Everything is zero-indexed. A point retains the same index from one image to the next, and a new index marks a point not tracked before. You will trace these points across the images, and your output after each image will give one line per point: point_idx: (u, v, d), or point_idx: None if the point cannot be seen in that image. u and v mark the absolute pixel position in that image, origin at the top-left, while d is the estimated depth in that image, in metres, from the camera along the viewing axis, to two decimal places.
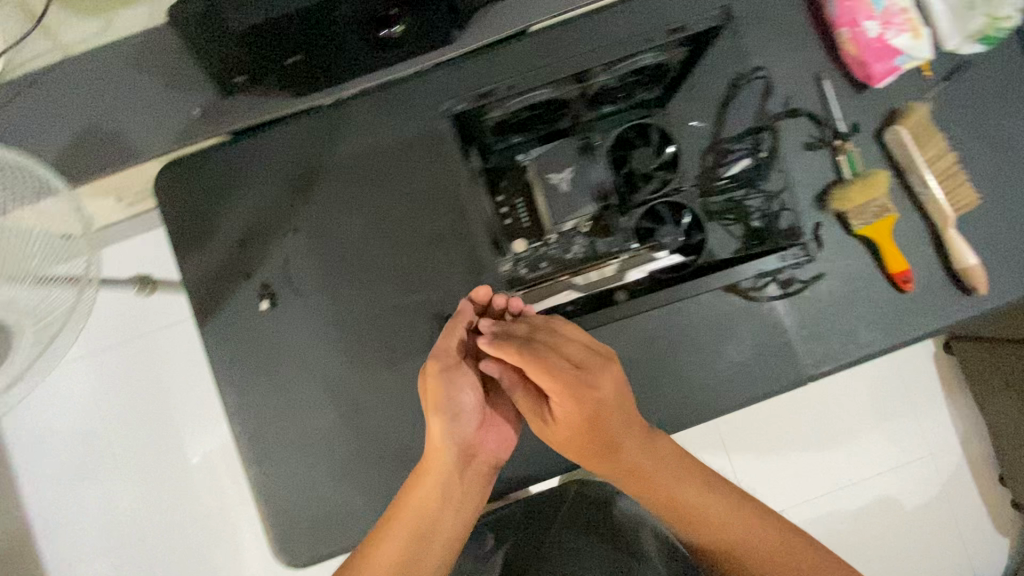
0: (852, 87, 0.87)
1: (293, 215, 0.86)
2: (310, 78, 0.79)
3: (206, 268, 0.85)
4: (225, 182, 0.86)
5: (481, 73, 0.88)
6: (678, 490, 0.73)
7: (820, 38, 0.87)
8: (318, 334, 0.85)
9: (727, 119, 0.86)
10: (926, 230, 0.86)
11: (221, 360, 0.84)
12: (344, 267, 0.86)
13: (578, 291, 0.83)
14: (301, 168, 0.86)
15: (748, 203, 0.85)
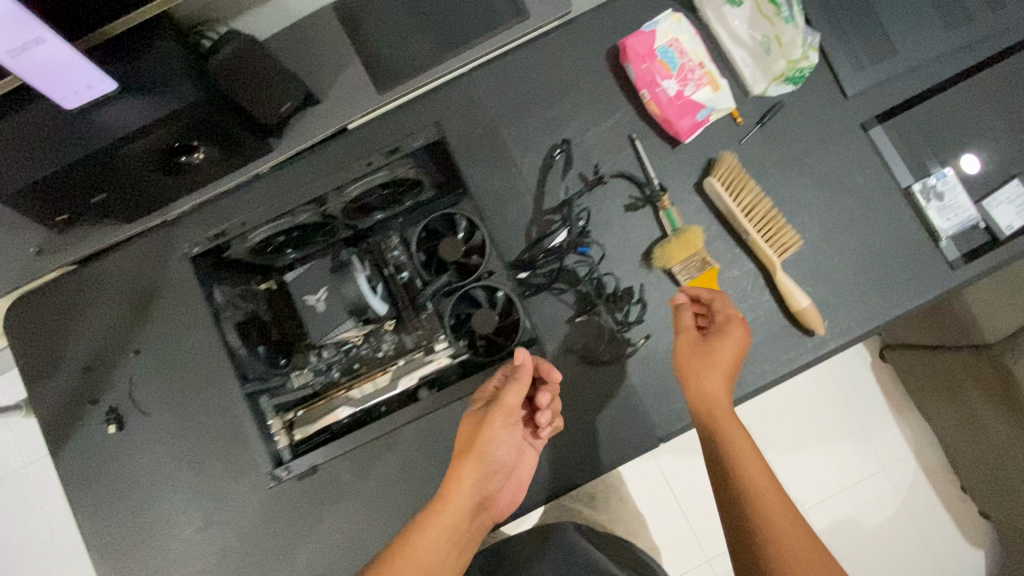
0: (665, 142, 0.88)
1: (132, 338, 0.88)
2: (128, 206, 0.83)
3: (55, 398, 0.87)
4: (70, 313, 0.89)
5: (304, 178, 0.91)
6: (783, 519, 0.64)
7: (632, 98, 0.88)
8: (165, 449, 0.86)
9: (545, 193, 0.87)
10: (760, 276, 0.85)
11: (73, 485, 0.86)
12: (186, 383, 0.87)
13: (351, 408, 0.80)
14: (142, 287, 0.89)
15: (571, 275, 0.85)
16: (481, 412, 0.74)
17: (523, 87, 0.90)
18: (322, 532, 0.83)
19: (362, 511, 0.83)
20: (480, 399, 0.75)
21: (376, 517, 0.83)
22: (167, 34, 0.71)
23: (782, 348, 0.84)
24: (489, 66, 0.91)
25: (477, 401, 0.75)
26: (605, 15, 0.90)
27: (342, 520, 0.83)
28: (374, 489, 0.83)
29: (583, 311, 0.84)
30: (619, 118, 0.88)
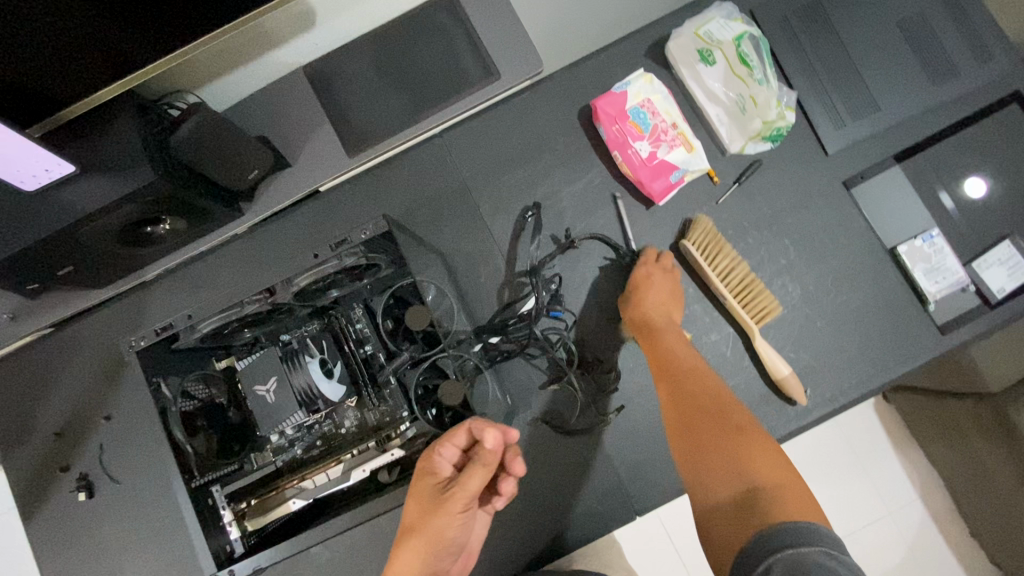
0: (638, 202, 0.86)
1: (102, 405, 0.88)
2: (99, 278, 0.84)
3: (27, 465, 0.87)
4: (43, 379, 0.89)
5: (276, 246, 0.91)
6: (723, 437, 0.70)
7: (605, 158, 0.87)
8: (134, 516, 0.85)
9: (516, 257, 0.86)
10: (739, 341, 0.82)
11: (43, 553, 0.85)
12: (155, 449, 0.86)
13: (304, 499, 0.73)
14: (114, 353, 0.89)
15: (544, 340, 0.83)
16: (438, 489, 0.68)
17: (496, 148, 0.89)
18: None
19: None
20: (431, 477, 0.68)
21: None
22: (131, 115, 0.72)
23: (765, 418, 0.81)
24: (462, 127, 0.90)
25: (427, 480, 0.68)
26: (578, 76, 0.89)
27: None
28: (342, 561, 0.81)
29: (555, 381, 0.82)
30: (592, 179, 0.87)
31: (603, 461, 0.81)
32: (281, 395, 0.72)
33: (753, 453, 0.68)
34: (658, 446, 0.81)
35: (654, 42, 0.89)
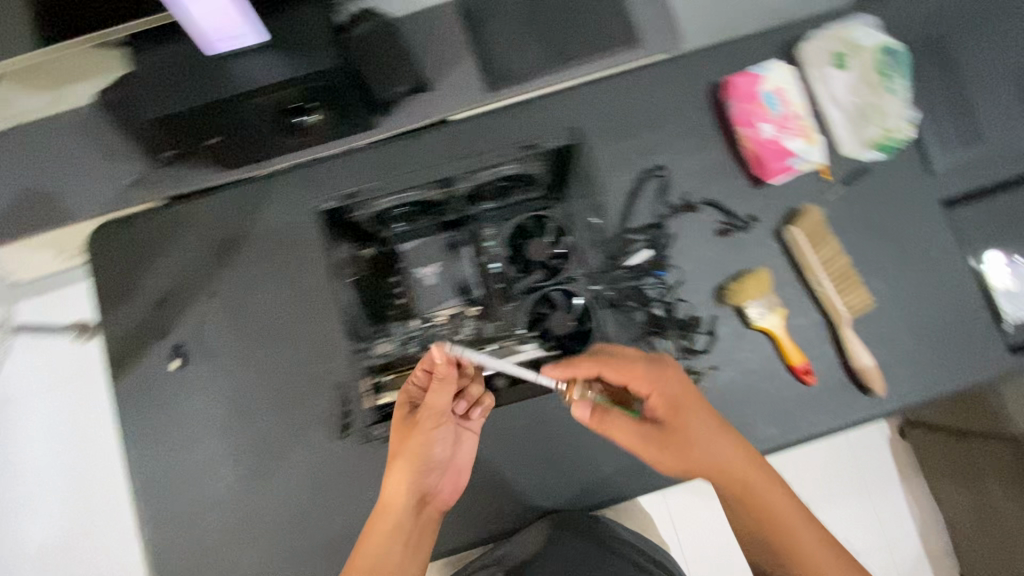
0: (748, 181, 0.91)
1: (204, 283, 0.90)
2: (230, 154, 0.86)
3: (123, 326, 0.89)
4: (150, 246, 0.91)
5: (395, 162, 0.92)
6: (734, 476, 0.73)
7: (728, 137, 0.92)
8: (220, 389, 0.88)
9: (631, 212, 0.90)
10: (824, 326, 0.87)
11: (125, 409, 0.87)
12: (251, 332, 0.89)
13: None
14: (228, 232, 0.91)
15: (644, 295, 0.87)
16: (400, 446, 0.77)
17: (628, 108, 0.92)
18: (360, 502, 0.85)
19: None
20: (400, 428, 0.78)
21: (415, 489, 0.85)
22: (312, 4, 0.75)
23: (835, 403, 0.86)
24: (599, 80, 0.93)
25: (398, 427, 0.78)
26: (715, 56, 0.94)
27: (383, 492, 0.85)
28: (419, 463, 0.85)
29: (653, 333, 0.86)
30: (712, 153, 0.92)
31: None
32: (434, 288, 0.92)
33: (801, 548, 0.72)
34: (733, 411, 0.86)
35: (787, 40, 0.94)
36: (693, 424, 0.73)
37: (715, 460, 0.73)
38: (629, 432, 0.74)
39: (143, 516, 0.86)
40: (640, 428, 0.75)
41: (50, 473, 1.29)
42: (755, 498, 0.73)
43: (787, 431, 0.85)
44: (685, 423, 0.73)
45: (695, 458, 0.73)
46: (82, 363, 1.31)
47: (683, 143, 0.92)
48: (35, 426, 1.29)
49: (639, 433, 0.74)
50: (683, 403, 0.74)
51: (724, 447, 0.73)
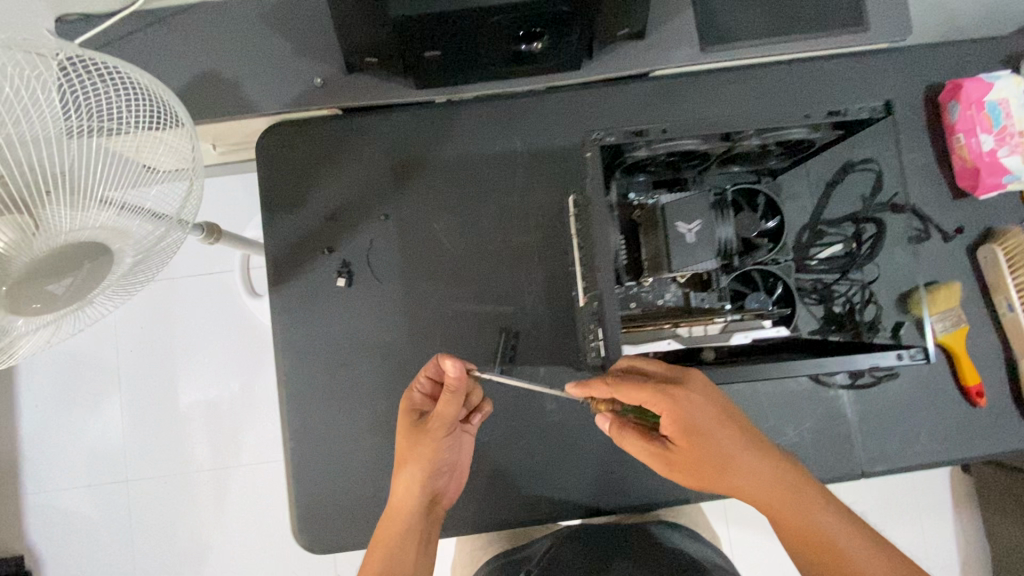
0: (951, 193, 0.89)
1: (378, 205, 0.87)
2: (433, 74, 0.80)
3: (289, 234, 0.86)
4: (326, 157, 0.87)
5: (591, 110, 0.87)
6: (794, 500, 0.59)
7: (934, 145, 0.89)
8: (381, 315, 0.85)
9: (832, 203, 0.86)
10: (1001, 351, 0.86)
11: (283, 320, 0.84)
12: (420, 262, 0.86)
13: (679, 346, 0.68)
14: (409, 155, 0.87)
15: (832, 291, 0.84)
16: (409, 443, 0.73)
17: (841, 96, 0.89)
18: (513, 448, 0.84)
19: (558, 444, 0.84)
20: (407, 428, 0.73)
21: (569, 446, 0.84)
22: None
23: (999, 428, 0.85)
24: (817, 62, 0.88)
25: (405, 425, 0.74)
26: (937, 58, 0.90)
27: (537, 443, 0.84)
28: (577, 421, 0.84)
29: (833, 329, 0.83)
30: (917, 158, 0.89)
31: (843, 413, 0.85)
32: (703, 239, 0.61)
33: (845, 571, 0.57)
34: (895, 420, 0.85)
35: (1013, 54, 0.90)
36: (713, 451, 0.59)
37: (737, 484, 0.60)
38: (648, 451, 0.64)
39: (288, 431, 0.83)
40: (653, 452, 0.63)
41: (146, 378, 1.30)
42: (778, 508, 0.59)
43: (947, 449, 0.85)
44: (700, 449, 0.59)
45: (728, 482, 0.60)
46: (189, 271, 1.31)
47: (892, 143, 0.88)
48: (135, 329, 1.30)
49: (659, 454, 0.63)
50: (701, 425, 0.59)
51: (756, 468, 0.60)
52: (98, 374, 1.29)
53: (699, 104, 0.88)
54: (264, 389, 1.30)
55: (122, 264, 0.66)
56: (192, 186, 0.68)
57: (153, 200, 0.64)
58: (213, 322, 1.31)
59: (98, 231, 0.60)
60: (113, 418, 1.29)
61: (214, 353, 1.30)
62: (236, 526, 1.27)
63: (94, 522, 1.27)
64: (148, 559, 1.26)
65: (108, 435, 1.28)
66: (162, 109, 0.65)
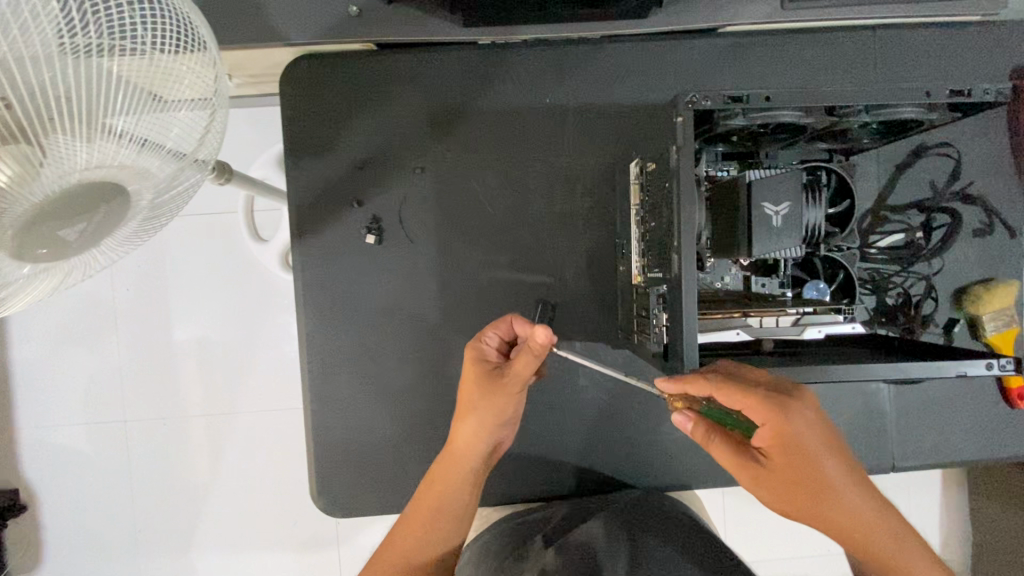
0: (1021, 185, 0.82)
1: (412, 156, 0.79)
2: (486, 13, 0.71)
3: (314, 182, 0.78)
4: (357, 99, 0.78)
5: (653, 66, 0.79)
6: (876, 526, 0.58)
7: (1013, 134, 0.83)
8: (411, 277, 0.79)
9: (896, 188, 0.81)
10: None
11: (306, 274, 0.78)
12: (456, 222, 0.80)
13: (746, 336, 0.63)
14: (449, 102, 0.79)
15: (888, 283, 0.79)
16: (474, 400, 0.70)
17: (929, 71, 0.80)
18: (543, 422, 0.82)
19: (589, 422, 0.82)
20: (472, 384, 0.70)
21: (601, 423, 0.82)
22: None
23: None
24: (908, 28, 0.80)
25: (468, 383, 0.70)
26: None
27: (569, 419, 0.81)
28: (611, 399, 0.81)
29: (883, 322, 0.78)
30: (997, 147, 0.82)
31: (882, 407, 0.83)
32: (789, 225, 0.55)
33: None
34: (932, 417, 0.84)
35: None
36: (811, 479, 0.56)
37: (831, 511, 0.57)
38: (737, 462, 0.59)
39: (308, 392, 0.79)
40: (743, 465, 0.58)
41: (151, 324, 1.23)
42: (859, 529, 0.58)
43: (978, 448, 0.84)
44: (805, 466, 0.56)
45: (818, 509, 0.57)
46: (193, 211, 1.22)
47: (975, 126, 0.81)
48: (137, 271, 1.22)
49: (751, 466, 0.58)
50: (807, 444, 0.56)
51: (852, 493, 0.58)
52: (97, 316, 1.23)
53: (775, 66, 0.79)
54: (271, 342, 1.25)
55: (139, 207, 0.59)
56: (214, 119, 0.61)
57: (175, 137, 0.56)
58: (218, 267, 1.23)
59: (115, 169, 0.53)
60: (113, 359, 1.23)
61: (220, 298, 1.24)
62: (241, 473, 1.25)
63: (94, 462, 1.24)
64: (150, 501, 1.24)
65: (107, 377, 1.23)
66: (183, 29, 0.55)
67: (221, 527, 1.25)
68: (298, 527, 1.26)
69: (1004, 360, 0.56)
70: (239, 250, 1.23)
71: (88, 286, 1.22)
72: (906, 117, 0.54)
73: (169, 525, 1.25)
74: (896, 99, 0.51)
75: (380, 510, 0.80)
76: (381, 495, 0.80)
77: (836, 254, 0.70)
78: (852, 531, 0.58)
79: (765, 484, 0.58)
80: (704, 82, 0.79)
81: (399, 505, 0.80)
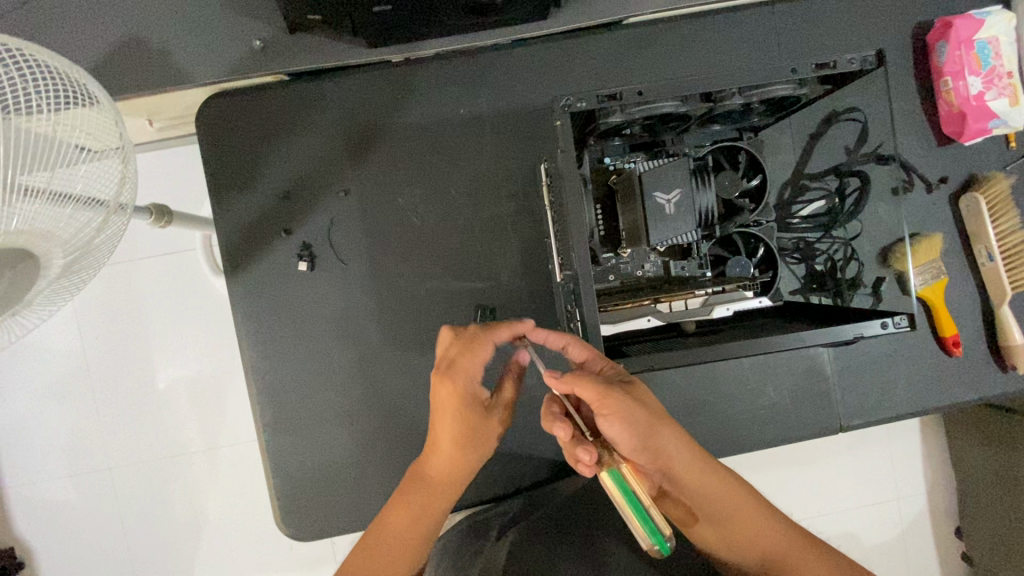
0: (936, 139, 0.85)
1: (335, 180, 0.80)
2: (383, 35, 0.72)
3: (243, 217, 0.80)
4: (274, 131, 0.79)
5: (559, 66, 0.80)
6: (712, 477, 0.58)
7: (917, 93, 0.85)
8: (348, 298, 0.81)
9: (810, 159, 0.83)
10: (979, 300, 0.86)
11: (244, 308, 0.80)
12: (386, 240, 0.81)
13: (658, 321, 0.68)
14: (366, 124, 0.80)
15: (813, 251, 0.82)
16: (465, 398, 0.59)
17: (831, 39, 0.82)
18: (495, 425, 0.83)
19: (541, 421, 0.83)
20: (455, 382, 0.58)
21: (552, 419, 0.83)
22: None
23: (974, 374, 0.86)
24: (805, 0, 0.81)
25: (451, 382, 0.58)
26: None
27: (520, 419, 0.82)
28: None
29: (813, 289, 0.82)
30: (901, 107, 0.85)
31: (823, 370, 0.85)
32: (683, 212, 0.57)
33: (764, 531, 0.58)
34: (874, 373, 0.86)
35: None
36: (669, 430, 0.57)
37: (685, 461, 0.57)
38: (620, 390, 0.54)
39: (260, 423, 0.80)
40: (617, 393, 0.54)
41: (117, 370, 1.24)
42: (701, 474, 0.58)
43: (923, 397, 0.86)
44: (650, 402, 0.57)
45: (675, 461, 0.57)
46: (145, 253, 1.23)
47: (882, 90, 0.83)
48: (97, 320, 1.23)
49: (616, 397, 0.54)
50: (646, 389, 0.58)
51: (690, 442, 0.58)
52: (63, 369, 1.23)
53: (680, 52, 0.80)
54: (239, 374, 1.25)
55: (51, 270, 0.59)
56: (126, 164, 0.61)
57: (84, 185, 0.57)
58: (177, 306, 1.24)
59: (18, 235, 0.54)
60: (84, 409, 1.24)
61: (183, 337, 1.24)
62: (225, 507, 1.26)
63: (78, 514, 1.25)
64: (139, 545, 1.25)
65: (81, 427, 1.24)
66: (72, 88, 0.58)
67: (213, 563, 1.26)
68: (291, 553, 1.27)
69: (895, 319, 0.60)
70: (196, 287, 1.24)
71: (51, 340, 1.23)
72: (780, 94, 0.56)
73: (162, 567, 1.26)
74: (764, 80, 0.53)
75: (346, 529, 0.82)
76: (345, 514, 0.81)
77: (752, 229, 0.73)
78: (695, 477, 0.58)
79: (634, 415, 0.54)
80: (613, 76, 0.80)
81: (364, 523, 0.81)
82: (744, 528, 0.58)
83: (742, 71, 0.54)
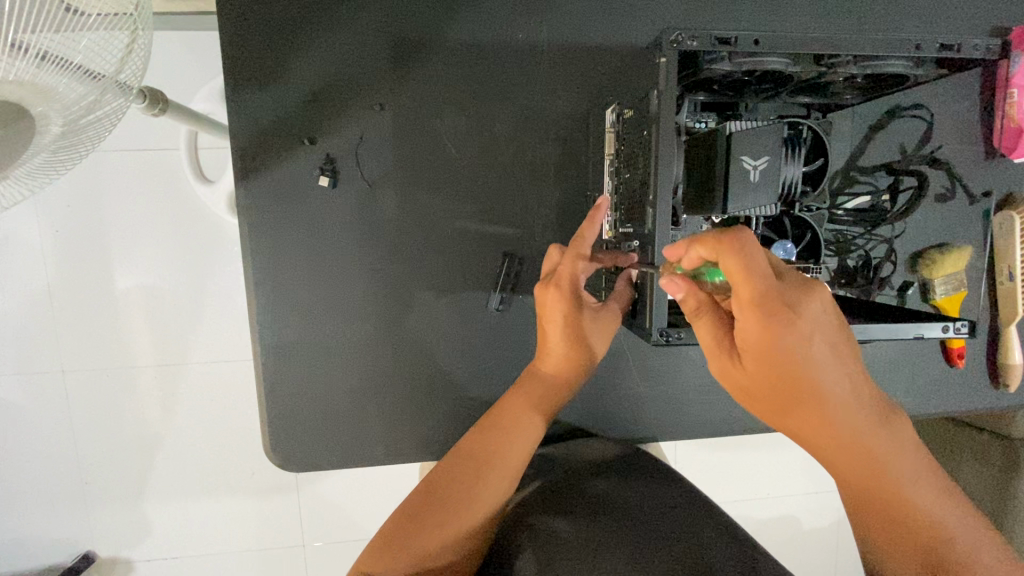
0: (985, 152, 0.83)
1: (368, 92, 0.72)
2: None
3: (260, 116, 0.71)
4: (306, 23, 0.70)
5: (633, 4, 0.72)
6: (803, 395, 0.49)
7: (984, 100, 0.82)
8: (366, 221, 0.74)
9: (870, 148, 0.80)
10: (988, 321, 0.86)
11: (250, 215, 0.72)
12: (414, 165, 0.74)
13: None
14: (411, 32, 0.71)
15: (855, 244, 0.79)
16: (563, 298, 0.63)
17: (919, 23, 0.76)
18: (505, 379, 0.78)
19: None
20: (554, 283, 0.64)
21: None
22: None
23: (964, 387, 0.88)
24: None
25: (549, 286, 0.64)
26: None
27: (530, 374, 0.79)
28: None
29: (844, 284, 0.79)
30: (964, 113, 0.82)
31: None
32: (766, 181, 0.54)
33: (854, 467, 0.51)
34: (875, 371, 0.87)
35: None
36: (787, 340, 0.46)
37: (792, 373, 0.48)
38: (738, 286, 0.46)
39: (255, 340, 0.74)
40: (740, 288, 0.45)
41: (79, 267, 1.13)
42: (802, 392, 0.48)
43: (917, 400, 0.88)
44: (777, 315, 0.46)
45: (789, 380, 0.48)
46: (122, 143, 1.10)
47: (946, 93, 0.81)
48: (61, 208, 1.10)
49: (743, 296, 0.46)
50: (780, 309, 0.46)
51: (804, 362, 0.47)
52: (17, 256, 1.11)
53: (767, 10, 0.73)
54: (218, 290, 1.17)
55: (47, 135, 0.51)
56: (136, 41, 0.52)
57: (85, 53, 0.48)
58: (154, 207, 1.12)
59: (12, 87, 0.45)
60: (40, 304, 1.13)
61: (157, 241, 1.14)
62: (191, 424, 1.20)
63: (27, 413, 1.16)
64: (93, 451, 1.18)
65: (34, 322, 1.14)
66: None
67: (173, 477, 1.21)
68: (254, 476, 1.23)
69: (955, 324, 0.62)
70: (179, 189, 1.12)
71: (6, 224, 1.10)
72: (890, 70, 0.52)
73: (118, 476, 1.20)
74: (888, 51, 0.50)
75: (335, 460, 0.78)
76: (336, 444, 0.78)
77: (806, 214, 0.69)
78: (795, 396, 0.49)
79: (750, 317, 0.46)
80: (688, 23, 0.73)
81: (354, 456, 0.78)
82: (836, 454, 0.51)
83: (864, 36, 0.49)
